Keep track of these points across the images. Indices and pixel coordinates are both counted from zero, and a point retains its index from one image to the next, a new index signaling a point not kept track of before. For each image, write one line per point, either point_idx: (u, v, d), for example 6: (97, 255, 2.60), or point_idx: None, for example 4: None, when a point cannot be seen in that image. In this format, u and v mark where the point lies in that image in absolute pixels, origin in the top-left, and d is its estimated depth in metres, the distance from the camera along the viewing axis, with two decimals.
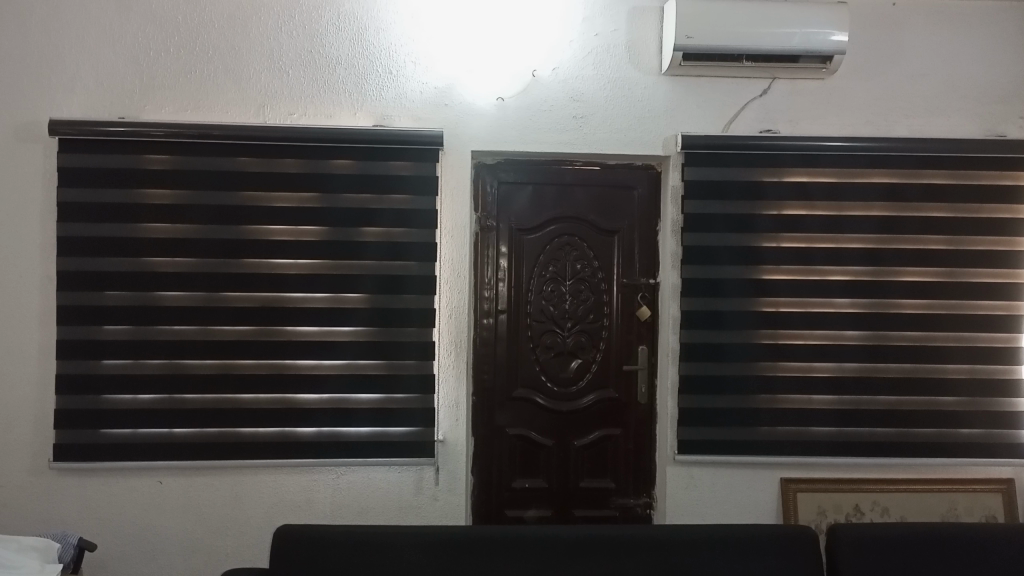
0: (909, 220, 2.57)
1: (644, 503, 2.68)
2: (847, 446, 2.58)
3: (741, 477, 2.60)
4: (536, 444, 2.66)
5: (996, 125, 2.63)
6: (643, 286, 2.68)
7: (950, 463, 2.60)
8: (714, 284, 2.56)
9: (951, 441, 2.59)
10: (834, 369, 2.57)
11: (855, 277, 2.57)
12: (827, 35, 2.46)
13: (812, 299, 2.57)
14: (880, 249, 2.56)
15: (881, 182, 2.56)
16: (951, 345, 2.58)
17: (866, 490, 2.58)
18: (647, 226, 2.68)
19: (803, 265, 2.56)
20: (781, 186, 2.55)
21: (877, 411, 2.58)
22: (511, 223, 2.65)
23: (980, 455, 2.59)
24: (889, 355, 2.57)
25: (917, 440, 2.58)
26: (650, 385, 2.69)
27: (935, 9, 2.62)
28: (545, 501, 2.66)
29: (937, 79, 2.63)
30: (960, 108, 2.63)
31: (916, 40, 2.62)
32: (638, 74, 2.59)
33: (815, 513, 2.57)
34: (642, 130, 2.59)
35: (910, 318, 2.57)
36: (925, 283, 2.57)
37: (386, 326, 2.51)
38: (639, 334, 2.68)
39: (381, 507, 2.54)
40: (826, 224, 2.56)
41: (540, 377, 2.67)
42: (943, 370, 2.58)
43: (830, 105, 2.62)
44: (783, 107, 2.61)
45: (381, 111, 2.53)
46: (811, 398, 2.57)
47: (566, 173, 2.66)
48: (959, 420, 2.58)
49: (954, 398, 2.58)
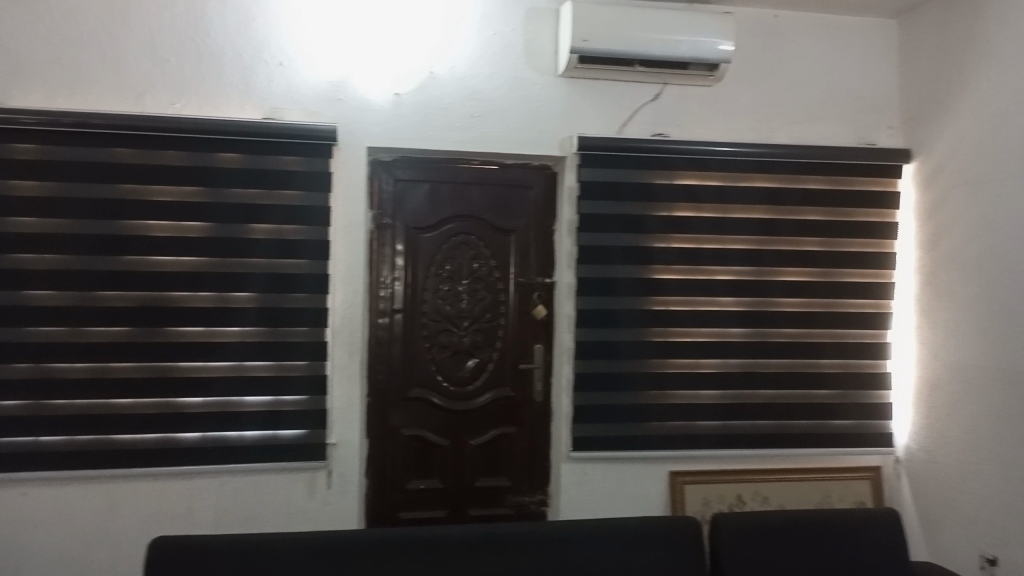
0: (789, 222, 2.70)
1: (538, 500, 2.70)
2: (731, 439, 2.68)
3: (632, 472, 2.66)
4: (432, 445, 2.64)
5: (868, 133, 2.79)
6: (538, 285, 2.71)
7: (825, 453, 2.75)
8: (607, 283, 2.61)
9: (826, 432, 2.74)
10: (719, 365, 2.68)
11: (739, 276, 2.69)
12: (715, 44, 2.54)
13: (699, 298, 2.67)
14: (762, 251, 2.69)
15: (763, 187, 2.69)
16: (825, 341, 2.73)
17: (748, 480, 2.69)
18: (542, 225, 2.71)
19: (691, 265, 2.66)
20: (671, 188, 2.63)
21: (758, 405, 2.70)
22: (407, 221, 2.62)
23: (852, 444, 2.75)
24: (769, 351, 2.70)
25: (795, 432, 2.72)
26: (545, 384, 2.72)
27: (812, 22, 2.77)
28: (440, 501, 2.65)
29: (815, 88, 2.77)
30: (836, 116, 2.78)
31: (795, 51, 2.76)
32: (535, 75, 2.61)
33: (701, 505, 2.66)
34: (538, 130, 2.61)
35: (788, 316, 2.71)
36: (802, 283, 2.72)
37: (276, 326, 2.43)
38: (535, 333, 2.71)
39: (270, 513, 2.46)
40: (713, 225, 2.66)
41: (436, 377, 2.65)
42: (817, 365, 2.73)
43: (717, 111, 2.72)
44: (673, 111, 2.70)
45: (272, 103, 2.45)
46: (698, 393, 2.67)
47: (462, 171, 2.65)
48: (833, 412, 2.74)
49: (827, 391, 2.74)
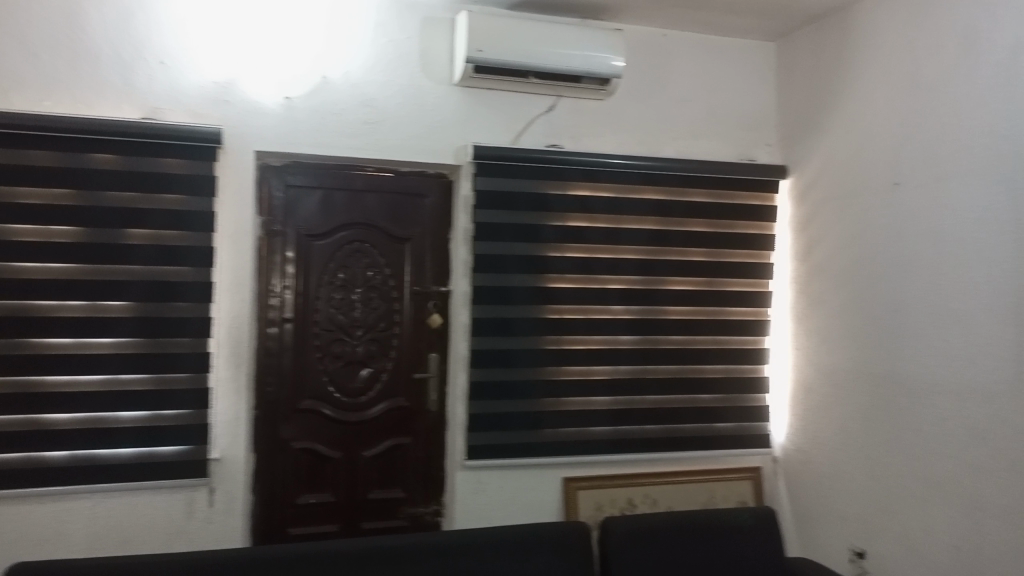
0: (676, 233, 2.81)
1: (433, 511, 2.68)
2: (622, 444, 2.75)
3: (526, 479, 2.68)
4: (323, 457, 2.57)
5: (748, 150, 2.94)
6: (434, 294, 2.69)
7: (710, 455, 2.86)
8: (502, 292, 2.63)
9: (710, 435, 2.85)
10: (610, 372, 2.74)
11: (629, 285, 2.76)
12: (606, 60, 2.62)
13: (591, 306, 2.72)
14: (650, 260, 2.78)
15: (652, 199, 2.78)
16: (709, 348, 2.86)
17: (638, 484, 2.76)
18: (438, 234, 2.70)
19: (583, 274, 2.71)
20: (564, 199, 2.68)
21: (648, 410, 2.78)
22: (298, 228, 2.55)
23: (734, 446, 2.88)
24: (658, 357, 2.79)
25: (682, 435, 2.82)
26: (440, 393, 2.71)
27: (697, 43, 2.90)
28: (332, 516, 2.58)
29: (700, 106, 2.90)
30: (719, 133, 2.91)
31: (681, 69, 2.88)
32: (430, 83, 2.61)
33: (593, 509, 2.71)
34: (434, 139, 2.61)
35: (675, 323, 2.81)
36: (688, 291, 2.82)
37: (156, 337, 2.31)
38: (430, 341, 2.70)
39: (147, 535, 2.33)
40: (605, 235, 2.73)
41: (328, 388, 2.59)
42: (703, 370, 2.85)
43: (608, 124, 2.80)
44: (566, 124, 2.75)
45: (153, 104, 2.33)
46: (590, 400, 2.72)
47: (356, 178, 2.61)
48: (717, 416, 2.86)
49: (712, 396, 2.86)
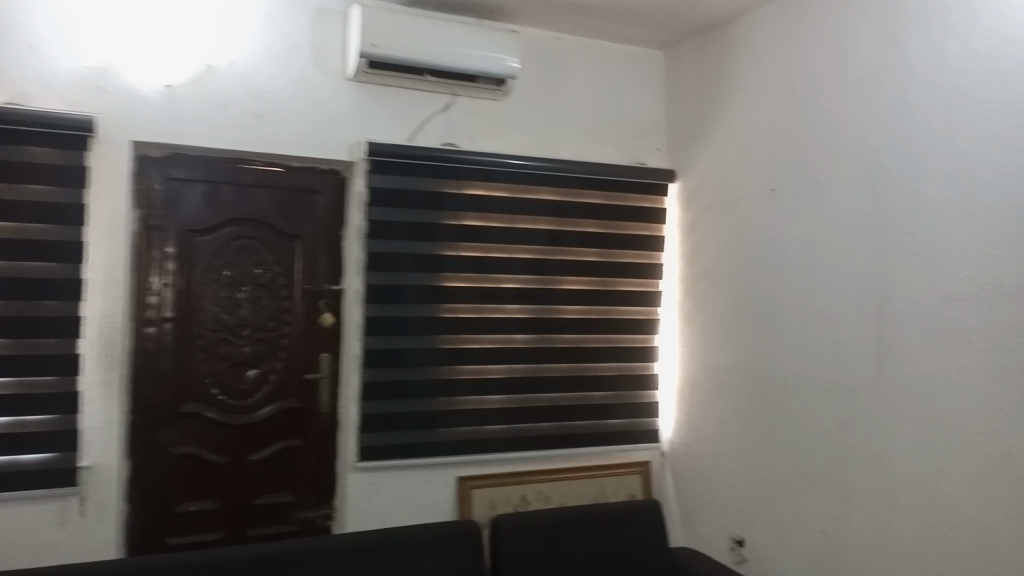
0: (570, 234, 2.85)
1: (323, 515, 2.61)
2: (516, 442, 2.78)
3: (420, 479, 2.66)
4: (207, 463, 2.47)
5: (639, 154, 3.02)
6: (326, 292, 2.63)
7: (602, 451, 2.92)
8: (397, 291, 2.60)
9: (602, 432, 2.92)
10: (505, 371, 2.76)
11: (524, 285, 2.79)
12: (502, 60, 2.63)
13: (486, 306, 2.74)
14: (545, 260, 2.82)
15: (546, 199, 2.82)
16: (602, 346, 2.92)
17: (532, 481, 2.79)
18: (330, 231, 2.64)
19: (479, 274, 2.72)
20: (460, 198, 2.68)
21: (542, 408, 2.82)
22: (180, 223, 2.44)
23: (625, 442, 2.95)
24: (552, 356, 2.83)
25: (575, 432, 2.87)
26: (332, 394, 2.65)
27: (591, 48, 2.96)
28: (216, 523, 2.48)
29: (593, 109, 2.96)
30: (612, 136, 2.99)
31: (575, 73, 2.93)
32: (322, 77, 2.55)
33: (487, 508, 2.72)
34: (326, 134, 2.55)
35: (569, 322, 2.86)
36: (581, 291, 2.88)
37: (20, 337, 2.16)
38: (321, 341, 2.64)
39: (10, 550, 2.16)
40: (500, 235, 2.74)
41: (212, 390, 2.49)
42: (595, 368, 2.91)
43: (504, 125, 2.81)
44: (462, 123, 2.75)
45: (18, 87, 2.17)
46: (485, 399, 2.73)
47: (244, 172, 2.52)
48: (609, 412, 2.92)
49: (604, 393, 2.92)
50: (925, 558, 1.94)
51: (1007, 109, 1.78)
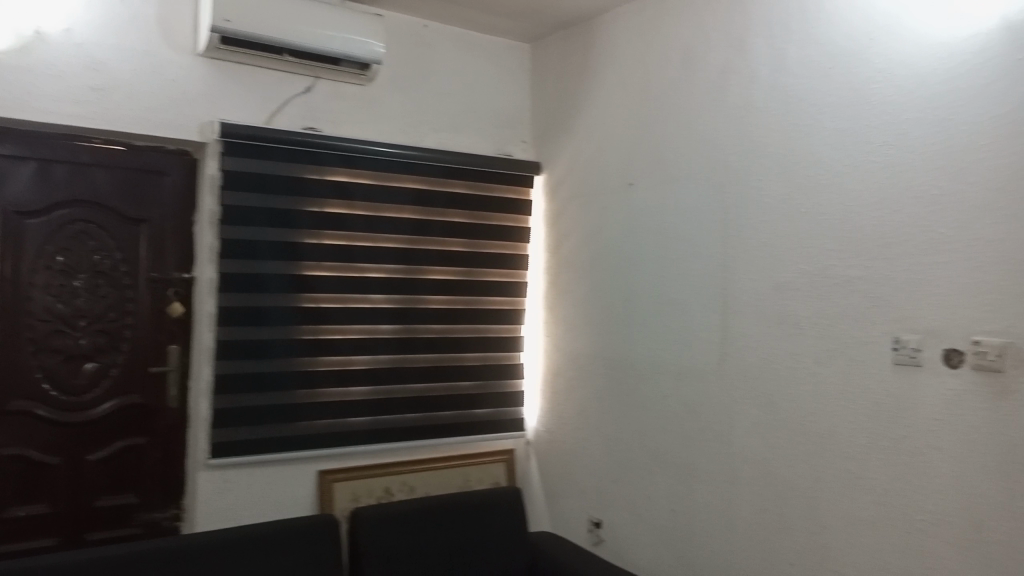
0: (436, 224, 2.84)
1: (172, 516, 2.47)
2: (380, 433, 2.74)
3: (279, 474, 2.56)
4: (37, 464, 2.28)
5: (506, 145, 3.05)
6: (174, 281, 2.48)
7: (468, 440, 2.93)
8: (254, 280, 2.50)
9: (468, 421, 2.93)
10: (369, 361, 2.71)
11: (389, 274, 2.75)
12: (366, 44, 2.57)
13: (350, 295, 2.68)
14: (410, 250, 2.79)
15: (412, 188, 2.79)
16: (468, 336, 2.93)
17: (396, 472, 2.76)
18: (180, 216, 2.49)
19: (342, 263, 2.65)
20: (321, 185, 2.61)
21: (407, 399, 2.79)
22: (6, 204, 2.23)
23: (491, 431, 2.98)
24: (418, 346, 2.81)
25: (441, 422, 2.87)
26: (181, 388, 2.50)
27: (458, 37, 2.95)
28: (48, 529, 2.29)
29: (460, 99, 2.95)
30: (479, 127, 2.99)
31: (442, 62, 2.91)
32: (171, 52, 2.40)
33: (350, 500, 2.66)
34: (175, 112, 2.40)
35: (435, 312, 2.84)
36: (447, 281, 2.87)
37: None
38: (170, 333, 2.49)
39: None
40: (364, 223, 2.69)
41: (44, 386, 2.29)
42: (462, 358, 2.91)
43: (369, 110, 2.75)
44: (324, 107, 2.66)
45: None
46: (348, 390, 2.68)
47: (81, 151, 2.33)
48: (474, 402, 2.94)
49: (470, 382, 2.93)
50: (762, 531, 2.08)
51: (836, 116, 1.93)
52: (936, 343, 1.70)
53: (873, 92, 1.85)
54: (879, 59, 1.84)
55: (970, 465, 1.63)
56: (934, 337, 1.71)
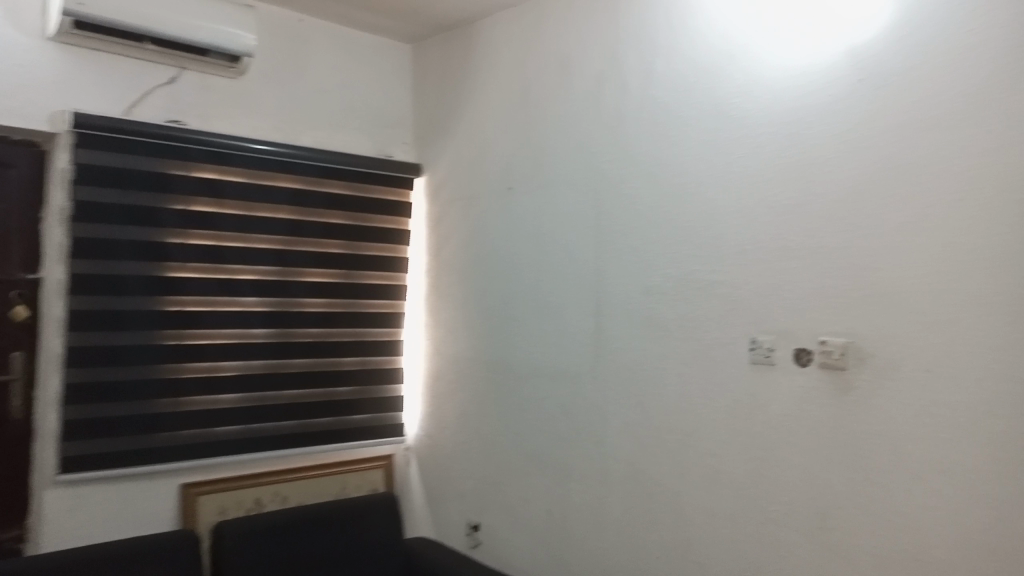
0: (313, 224, 2.76)
1: (14, 537, 2.27)
2: (251, 442, 2.63)
3: (137, 489, 2.41)
4: None
5: (386, 146, 3.00)
6: (19, 282, 2.28)
7: (345, 447, 2.86)
8: (112, 281, 2.34)
9: (346, 427, 2.86)
10: (240, 367, 2.60)
11: (262, 276, 2.65)
12: (235, 35, 2.47)
13: (219, 298, 2.56)
14: (285, 251, 2.69)
15: (287, 187, 2.70)
16: (347, 340, 2.86)
17: (267, 482, 2.66)
18: (26, 212, 2.30)
19: (210, 264, 2.53)
20: (188, 182, 2.48)
21: (281, 406, 2.69)
22: None
23: (370, 437, 2.92)
24: (292, 351, 2.71)
25: (317, 428, 2.79)
26: (27, 398, 2.30)
27: (335, 34, 2.88)
28: None
29: (338, 97, 2.89)
30: (358, 126, 2.93)
31: (319, 58, 2.84)
32: (16, 34, 2.21)
33: (216, 513, 2.54)
34: (21, 99, 2.22)
35: (311, 316, 2.76)
36: (325, 284, 2.79)
37: None
38: (14, 338, 2.27)
39: None
40: (234, 223, 2.58)
41: None
42: (339, 363, 2.84)
43: (241, 105, 2.64)
44: (191, 100, 2.53)
45: None
46: (217, 398, 2.55)
47: None
48: (352, 407, 2.87)
49: (348, 388, 2.86)
50: (631, 527, 2.14)
51: (700, 128, 2.02)
52: (788, 344, 1.80)
53: (733, 107, 1.95)
54: (739, 75, 1.94)
55: (817, 458, 1.74)
56: (785, 338, 1.81)
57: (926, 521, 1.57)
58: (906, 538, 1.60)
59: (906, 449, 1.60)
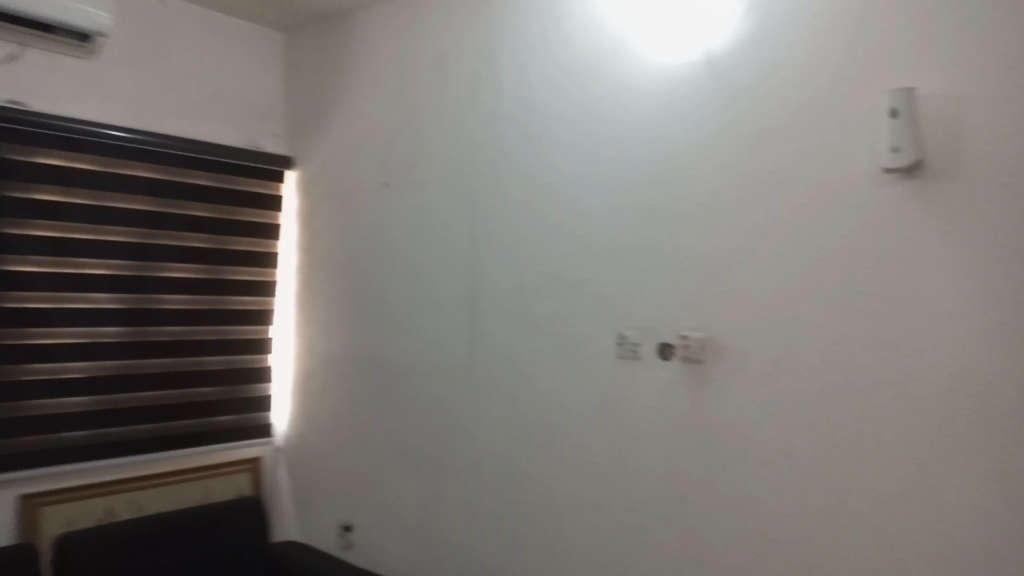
0: (174, 217, 2.61)
1: None
2: (103, 448, 2.46)
3: None
4: None
5: (255, 137, 2.88)
6: None
7: (208, 450, 2.74)
8: None
9: (210, 430, 2.73)
10: (90, 369, 2.43)
11: (116, 271, 2.48)
12: (87, 14, 2.30)
13: (67, 294, 2.38)
14: (142, 245, 2.54)
15: (145, 177, 2.55)
16: (211, 338, 2.73)
17: (120, 490, 2.50)
18: None
19: (57, 257, 2.36)
20: (31, 168, 2.30)
21: (137, 408, 2.54)
22: None
23: (236, 439, 2.79)
24: (151, 351, 2.56)
25: (178, 432, 2.65)
26: None
27: (200, 17, 2.74)
28: None
29: (202, 84, 2.75)
30: (224, 115, 2.80)
31: (182, 42, 2.69)
32: None
33: (62, 525, 2.35)
34: None
35: (172, 313, 2.61)
36: (187, 280, 2.65)
37: None
38: None
39: None
40: (84, 214, 2.41)
41: None
42: (203, 363, 2.71)
43: (93, 88, 2.46)
44: (36, 80, 2.34)
45: None
46: (64, 401, 2.38)
47: None
48: (217, 409, 2.74)
49: (212, 388, 2.74)
50: (503, 521, 2.17)
51: (571, 129, 2.07)
52: (652, 339, 1.89)
53: (603, 109, 2.01)
54: (609, 79, 2.00)
55: (677, 447, 1.83)
56: (649, 334, 1.89)
57: (772, 503, 1.68)
58: (755, 520, 1.71)
59: (756, 436, 1.71)
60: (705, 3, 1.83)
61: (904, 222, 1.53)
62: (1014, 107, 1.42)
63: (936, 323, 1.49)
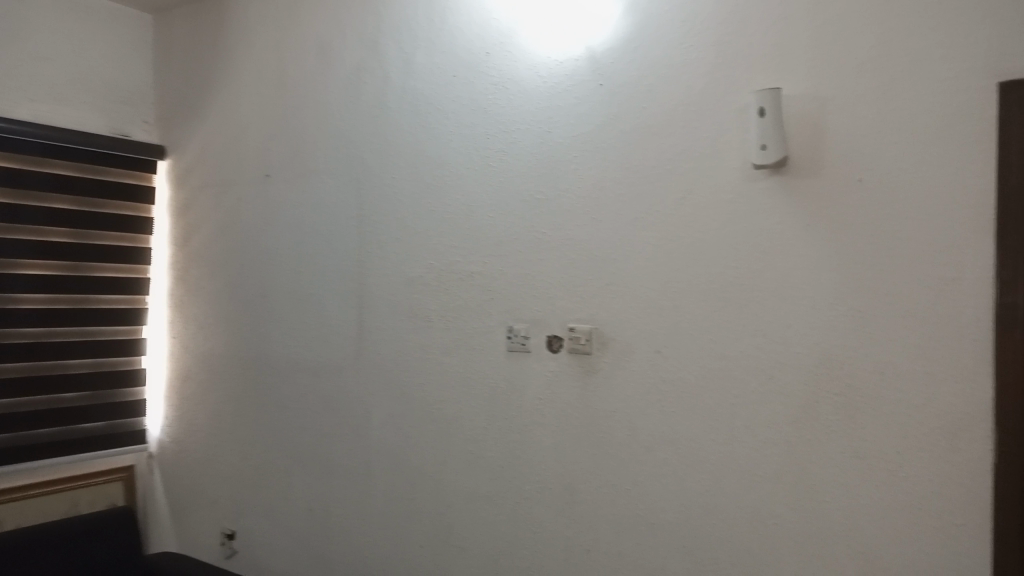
0: (32, 209, 2.43)
1: None
2: None
3: None
4: None
5: (123, 125, 2.71)
6: None
7: (73, 459, 2.57)
8: None
9: (75, 437, 2.56)
10: None
11: None
12: None
13: None
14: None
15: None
16: (75, 340, 2.55)
17: None
18: None
19: None
20: None
21: None
22: None
23: (107, 446, 2.62)
24: (5, 354, 2.38)
25: (38, 441, 2.47)
26: None
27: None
28: None
29: (62, 68, 2.56)
30: (88, 101, 2.62)
31: (37, 23, 2.51)
32: None
33: None
34: None
35: (30, 314, 2.43)
36: (47, 277, 2.47)
37: None
38: None
39: None
40: None
41: None
42: (67, 366, 2.53)
43: None
44: None
45: None
46: None
47: None
48: (84, 415, 2.57)
49: (78, 393, 2.56)
50: (395, 519, 2.14)
51: (458, 121, 2.06)
52: (540, 332, 1.91)
53: (489, 102, 2.01)
54: (494, 72, 2.00)
55: (566, 438, 1.86)
56: (537, 326, 1.91)
57: (656, 488, 1.74)
58: (640, 506, 1.76)
59: (640, 425, 1.76)
60: (585, 3, 1.86)
61: (773, 216, 1.61)
62: (867, 108, 1.52)
63: (802, 311, 1.57)
